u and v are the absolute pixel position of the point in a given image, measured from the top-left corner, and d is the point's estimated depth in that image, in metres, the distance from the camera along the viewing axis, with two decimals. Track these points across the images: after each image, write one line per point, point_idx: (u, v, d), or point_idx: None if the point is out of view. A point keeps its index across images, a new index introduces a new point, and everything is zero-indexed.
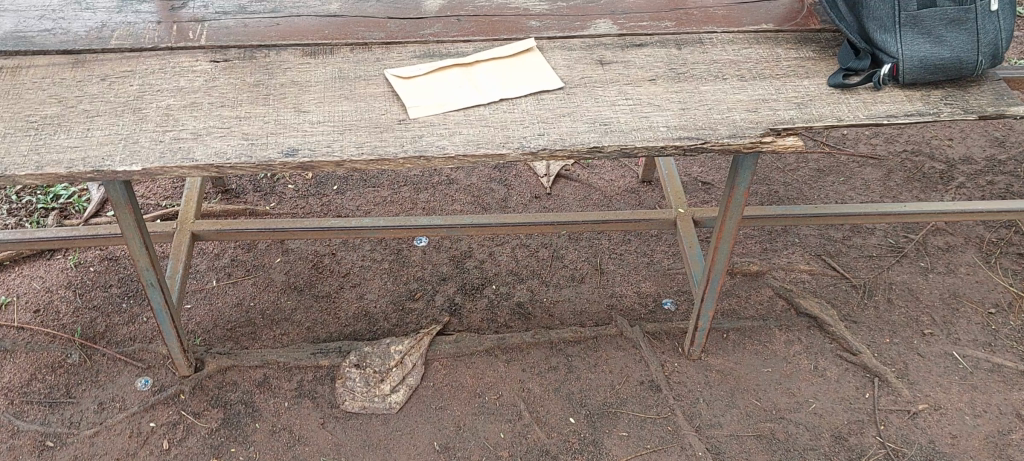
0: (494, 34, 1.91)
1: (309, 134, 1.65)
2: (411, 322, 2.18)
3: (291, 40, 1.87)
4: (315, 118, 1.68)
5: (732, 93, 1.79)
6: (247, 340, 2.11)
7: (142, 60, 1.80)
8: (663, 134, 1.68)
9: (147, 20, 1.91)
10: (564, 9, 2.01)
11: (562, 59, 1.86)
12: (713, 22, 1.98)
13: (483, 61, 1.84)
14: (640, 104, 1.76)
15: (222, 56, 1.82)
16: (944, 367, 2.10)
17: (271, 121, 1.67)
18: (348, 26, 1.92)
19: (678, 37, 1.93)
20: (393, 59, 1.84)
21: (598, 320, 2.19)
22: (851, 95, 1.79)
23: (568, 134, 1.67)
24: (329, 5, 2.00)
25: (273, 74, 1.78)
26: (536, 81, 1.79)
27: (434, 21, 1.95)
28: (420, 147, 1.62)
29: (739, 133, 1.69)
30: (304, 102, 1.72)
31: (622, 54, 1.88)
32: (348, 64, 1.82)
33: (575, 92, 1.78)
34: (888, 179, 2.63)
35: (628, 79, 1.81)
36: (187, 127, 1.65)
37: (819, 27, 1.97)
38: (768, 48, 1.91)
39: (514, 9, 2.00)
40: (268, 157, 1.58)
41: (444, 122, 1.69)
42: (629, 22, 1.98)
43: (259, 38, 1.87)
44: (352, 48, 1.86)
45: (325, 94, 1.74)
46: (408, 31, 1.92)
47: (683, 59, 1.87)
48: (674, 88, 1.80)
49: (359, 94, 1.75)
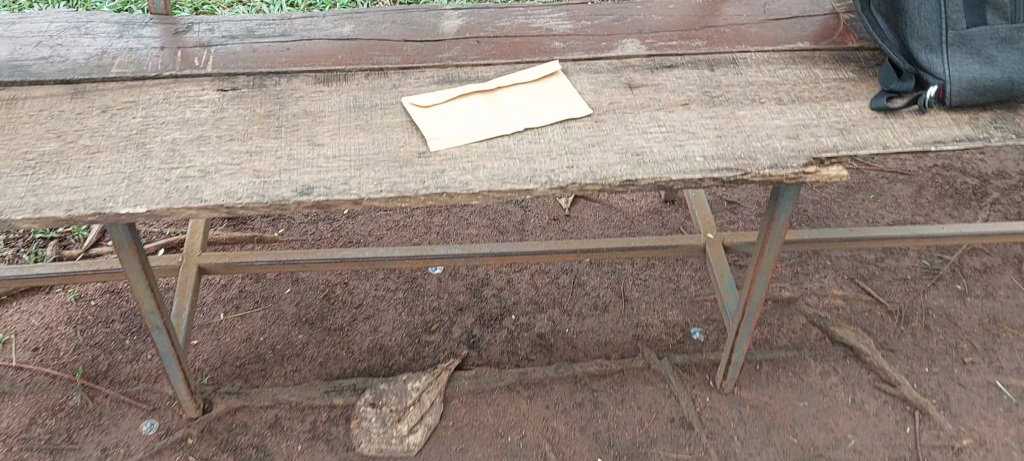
0: (516, 56, 1.80)
1: (325, 171, 1.55)
2: (427, 356, 2.08)
3: (302, 66, 1.76)
4: (329, 152, 1.59)
5: (771, 118, 1.69)
6: (256, 378, 2.01)
7: (144, 89, 1.70)
8: (700, 165, 1.58)
9: (150, 45, 1.78)
10: (589, 27, 1.88)
11: (589, 83, 1.76)
12: (747, 41, 1.87)
13: (505, 86, 1.74)
14: (674, 131, 1.66)
15: (229, 84, 1.71)
16: (988, 398, 2.00)
17: (284, 156, 1.58)
18: (362, 51, 1.80)
19: (709, 57, 1.83)
20: (410, 86, 1.74)
21: (624, 352, 2.09)
22: (897, 119, 1.69)
23: (599, 166, 1.58)
24: (342, 27, 1.86)
25: (284, 104, 1.68)
26: (561, 109, 1.69)
27: (452, 43, 1.83)
28: (442, 183, 1.54)
29: (781, 163, 1.59)
30: (318, 135, 1.62)
31: (652, 77, 1.77)
32: (364, 91, 1.72)
33: (604, 119, 1.68)
34: (918, 196, 2.53)
35: (660, 104, 1.71)
36: (195, 164, 1.55)
37: (858, 45, 1.86)
38: (805, 68, 1.81)
39: (536, 29, 1.88)
40: (281, 196, 1.49)
41: (467, 155, 1.60)
42: (658, 41, 1.86)
43: (269, 64, 1.76)
44: (367, 75, 1.75)
45: (340, 126, 1.64)
46: (425, 55, 1.80)
47: (716, 81, 1.77)
48: (709, 113, 1.70)
49: (376, 125, 1.66)
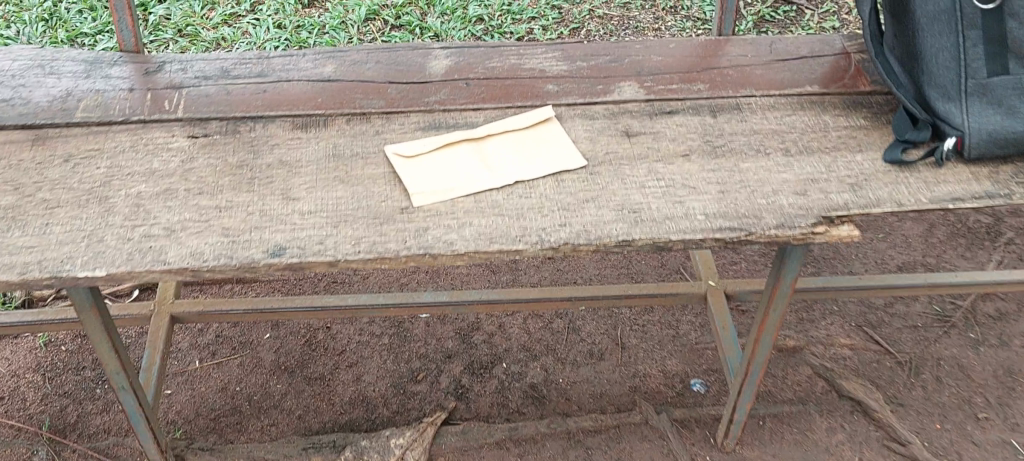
0: (507, 100, 1.70)
1: (299, 228, 1.45)
2: (413, 408, 1.98)
3: (279, 110, 1.66)
4: (305, 207, 1.49)
5: (777, 171, 1.58)
6: (231, 432, 1.92)
7: (110, 136, 1.59)
8: (701, 224, 1.48)
9: (118, 86, 1.68)
10: (584, 68, 1.78)
11: (584, 130, 1.66)
12: (752, 84, 1.76)
13: (495, 134, 1.64)
14: (673, 185, 1.55)
15: (201, 131, 1.61)
16: (1004, 458, 1.89)
17: (256, 212, 1.47)
18: (343, 93, 1.69)
19: (712, 102, 1.72)
20: (393, 132, 1.63)
21: (620, 405, 1.98)
22: (911, 172, 1.59)
23: (593, 223, 1.47)
24: (323, 66, 1.75)
25: (258, 152, 1.58)
26: (553, 159, 1.59)
27: (439, 85, 1.73)
28: (425, 242, 1.43)
29: (787, 222, 1.49)
30: (293, 188, 1.52)
31: (650, 125, 1.67)
32: (344, 138, 1.62)
33: (599, 171, 1.58)
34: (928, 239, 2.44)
35: (659, 155, 1.61)
36: (160, 221, 1.45)
37: (869, 89, 1.76)
38: (813, 114, 1.70)
39: (528, 70, 1.77)
40: (251, 258, 1.39)
41: (453, 211, 1.49)
42: (657, 84, 1.75)
43: (244, 108, 1.66)
44: (349, 120, 1.65)
45: (317, 178, 1.54)
46: (411, 98, 1.70)
47: (719, 129, 1.66)
48: (711, 165, 1.59)
49: (356, 176, 1.55)
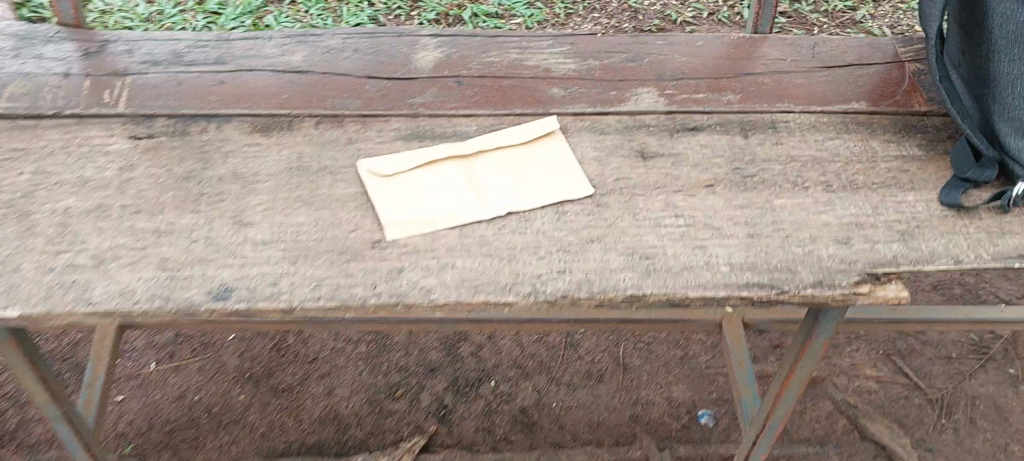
0: (504, 106, 1.46)
1: (250, 264, 1.23)
2: (388, 429, 1.88)
3: (237, 108, 1.42)
4: (258, 236, 1.26)
5: (815, 211, 1.35)
6: (186, 450, 1.82)
7: (39, 132, 1.36)
8: (725, 277, 1.25)
9: (53, 70, 1.45)
10: (596, 69, 1.52)
11: (591, 148, 1.42)
12: (791, 95, 1.51)
13: (488, 149, 1.40)
14: (694, 225, 1.32)
15: (144, 130, 1.38)
16: None
17: (201, 240, 1.25)
18: (314, 89, 1.45)
19: (743, 117, 1.48)
20: (369, 141, 1.40)
21: (619, 438, 1.87)
22: (973, 218, 1.34)
23: (598, 271, 1.25)
24: (292, 54, 1.50)
25: (208, 161, 1.35)
26: (553, 186, 1.36)
27: (425, 83, 1.48)
28: (398, 288, 1.21)
29: (826, 278, 1.27)
30: (246, 209, 1.30)
31: (670, 144, 1.43)
32: (311, 147, 1.38)
33: (608, 202, 1.35)
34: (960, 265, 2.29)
35: (677, 183, 1.38)
36: (88, 248, 1.23)
37: (926, 109, 1.51)
38: (860, 138, 1.46)
39: (530, 67, 1.52)
40: (190, 301, 1.17)
41: (433, 248, 1.27)
42: (681, 92, 1.50)
43: (196, 102, 1.42)
44: (319, 122, 1.41)
45: (276, 197, 1.32)
46: (393, 98, 1.45)
47: (750, 153, 1.43)
48: (739, 200, 1.36)
49: (322, 197, 1.33)
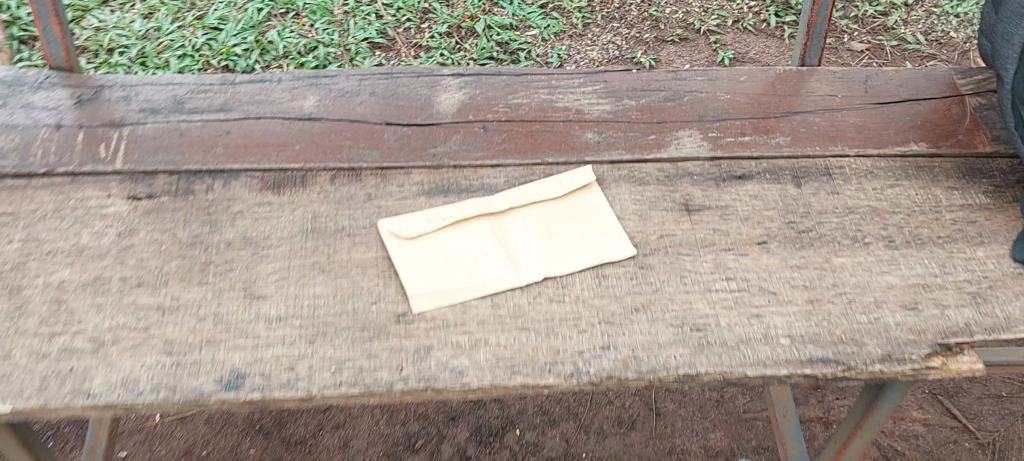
0: (535, 155, 1.34)
1: (263, 344, 1.12)
2: None
3: (245, 161, 1.30)
4: (272, 311, 1.15)
5: (878, 272, 1.24)
6: None
7: (29, 193, 1.24)
8: (785, 352, 1.14)
9: (43, 121, 1.33)
10: (633, 109, 1.41)
11: (632, 201, 1.31)
12: (844, 137, 1.40)
13: (519, 206, 1.29)
14: (748, 289, 1.21)
15: (144, 188, 1.26)
16: None
17: (209, 318, 1.14)
18: (328, 139, 1.33)
19: (794, 162, 1.36)
20: (390, 197, 1.28)
21: None
22: None
23: (646, 346, 1.14)
24: (303, 98, 1.38)
25: (216, 224, 1.24)
26: (592, 247, 1.25)
27: (448, 130, 1.36)
28: (427, 370, 1.10)
29: (895, 351, 1.16)
30: (257, 279, 1.18)
31: (716, 195, 1.32)
32: (327, 205, 1.27)
33: (652, 263, 1.24)
34: None
35: (728, 240, 1.27)
36: (86, 329, 1.12)
37: (991, 151, 1.40)
38: (921, 185, 1.35)
39: (560, 109, 1.40)
40: (198, 390, 1.06)
41: (464, 321, 1.16)
42: (725, 135, 1.38)
43: (201, 155, 1.30)
44: (334, 177, 1.30)
45: (291, 264, 1.20)
46: (414, 148, 1.34)
47: (805, 204, 1.31)
48: (795, 259, 1.25)
49: (341, 263, 1.21)
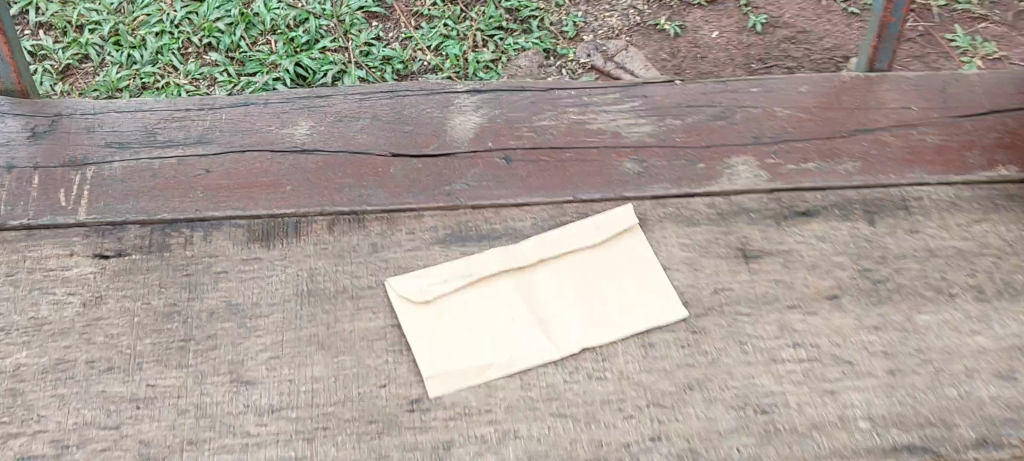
0: (566, 191, 1.15)
1: (254, 445, 0.94)
2: None
3: (229, 207, 1.11)
4: (263, 401, 0.98)
5: (967, 333, 1.07)
6: None
7: None
8: (867, 439, 0.97)
9: None
10: (678, 131, 1.22)
11: (680, 246, 1.12)
12: (921, 161, 1.21)
13: (550, 257, 1.10)
14: (820, 359, 1.04)
15: (112, 244, 1.08)
16: None
17: (191, 411, 0.97)
18: (325, 176, 1.14)
19: (865, 194, 1.18)
20: (398, 247, 1.10)
21: None
22: None
23: (704, 434, 0.97)
24: (293, 126, 1.19)
25: (197, 288, 1.06)
26: (635, 308, 1.07)
27: (465, 161, 1.17)
28: None
29: (993, 432, 0.98)
30: (246, 359, 1.01)
31: (777, 237, 1.14)
32: (326, 259, 1.09)
33: (707, 326, 1.06)
34: None
35: (793, 295, 1.09)
36: (46, 429, 0.94)
37: None
38: (1011, 219, 1.17)
39: (594, 133, 1.21)
40: None
41: (489, 407, 0.98)
42: (785, 161, 1.20)
43: (178, 200, 1.12)
44: (334, 222, 1.11)
45: (284, 339, 1.02)
46: (425, 185, 1.15)
47: (880, 246, 1.13)
48: (872, 318, 1.08)
49: (343, 336, 1.03)
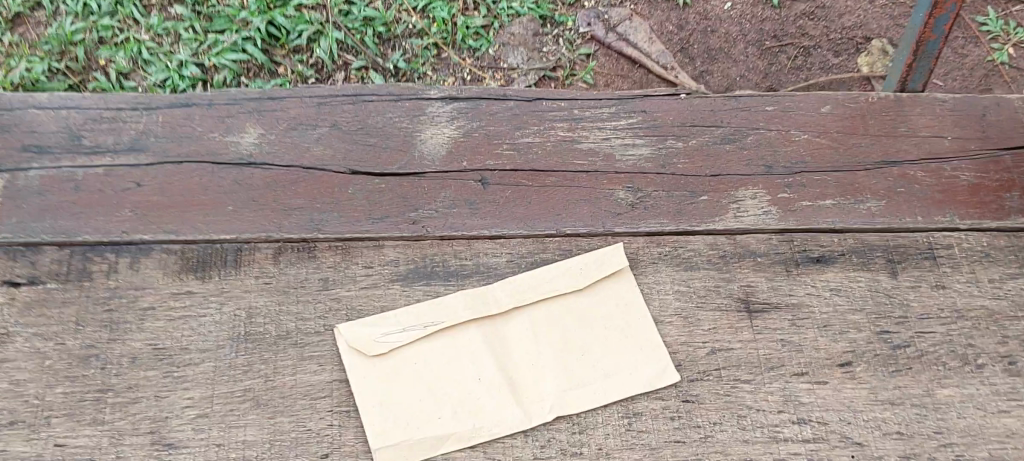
0: (548, 223, 1.01)
1: None
2: None
3: (161, 230, 0.97)
4: None
5: (994, 412, 0.95)
6: None
7: None
8: None
9: None
10: (681, 155, 1.06)
11: (675, 294, 0.99)
12: (954, 202, 1.07)
13: (527, 304, 0.96)
14: (826, 439, 0.92)
15: (24, 270, 0.94)
16: None
17: None
18: (274, 196, 1.00)
19: (887, 238, 1.04)
20: (353, 284, 0.96)
21: None
22: None
23: None
24: (240, 133, 1.03)
25: (119, 327, 0.92)
26: (618, 371, 0.93)
27: (435, 183, 1.02)
28: None
29: None
30: (170, 418, 0.88)
31: (786, 287, 1.00)
32: (270, 296, 0.95)
33: (701, 394, 0.93)
34: None
35: (800, 360, 0.96)
36: None
37: None
38: None
39: (585, 153, 1.05)
40: None
41: None
42: (800, 197, 1.05)
43: (102, 221, 0.97)
44: (280, 251, 0.97)
45: (214, 393, 0.90)
46: (388, 210, 1.00)
47: (901, 303, 1.00)
48: (888, 391, 0.95)
49: (283, 392, 0.90)
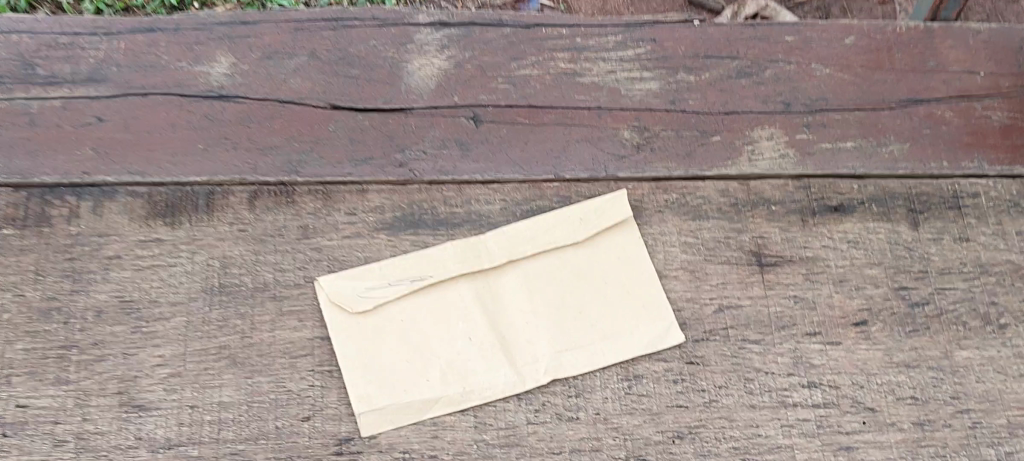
0: (546, 167, 0.93)
1: None
2: None
3: (125, 170, 0.89)
4: (158, 432, 0.81)
5: (1014, 376, 0.90)
6: None
7: None
8: None
9: None
10: (692, 89, 0.98)
11: (682, 246, 0.92)
12: (982, 145, 0.99)
13: (521, 258, 0.90)
14: (837, 404, 0.86)
15: None
16: None
17: (70, 443, 0.79)
18: (248, 133, 0.92)
19: (910, 186, 0.97)
20: (335, 233, 0.89)
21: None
22: None
23: None
24: (209, 62, 0.94)
25: (82, 277, 0.86)
26: (617, 332, 0.87)
27: (423, 120, 0.94)
28: None
29: None
30: (139, 377, 0.82)
31: (801, 239, 0.93)
32: (245, 244, 0.88)
33: (706, 355, 0.87)
34: None
35: (812, 318, 0.90)
36: None
37: None
38: None
39: (587, 88, 0.97)
40: None
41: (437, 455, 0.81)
42: (819, 139, 0.97)
43: (61, 161, 0.89)
44: (256, 195, 0.90)
45: (186, 351, 0.83)
46: (372, 151, 0.92)
47: (922, 256, 0.94)
48: (904, 352, 0.89)
49: (260, 351, 0.84)
